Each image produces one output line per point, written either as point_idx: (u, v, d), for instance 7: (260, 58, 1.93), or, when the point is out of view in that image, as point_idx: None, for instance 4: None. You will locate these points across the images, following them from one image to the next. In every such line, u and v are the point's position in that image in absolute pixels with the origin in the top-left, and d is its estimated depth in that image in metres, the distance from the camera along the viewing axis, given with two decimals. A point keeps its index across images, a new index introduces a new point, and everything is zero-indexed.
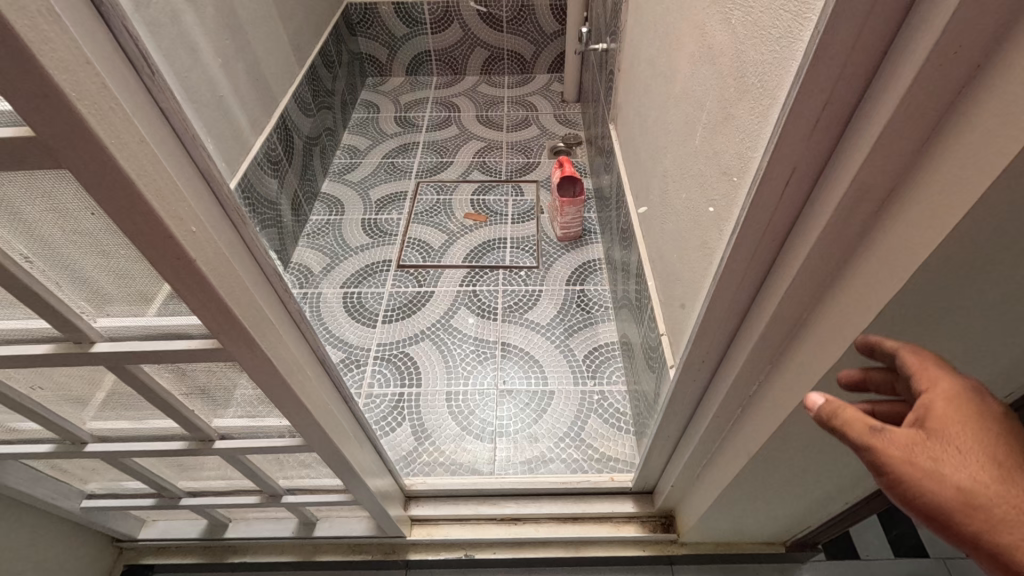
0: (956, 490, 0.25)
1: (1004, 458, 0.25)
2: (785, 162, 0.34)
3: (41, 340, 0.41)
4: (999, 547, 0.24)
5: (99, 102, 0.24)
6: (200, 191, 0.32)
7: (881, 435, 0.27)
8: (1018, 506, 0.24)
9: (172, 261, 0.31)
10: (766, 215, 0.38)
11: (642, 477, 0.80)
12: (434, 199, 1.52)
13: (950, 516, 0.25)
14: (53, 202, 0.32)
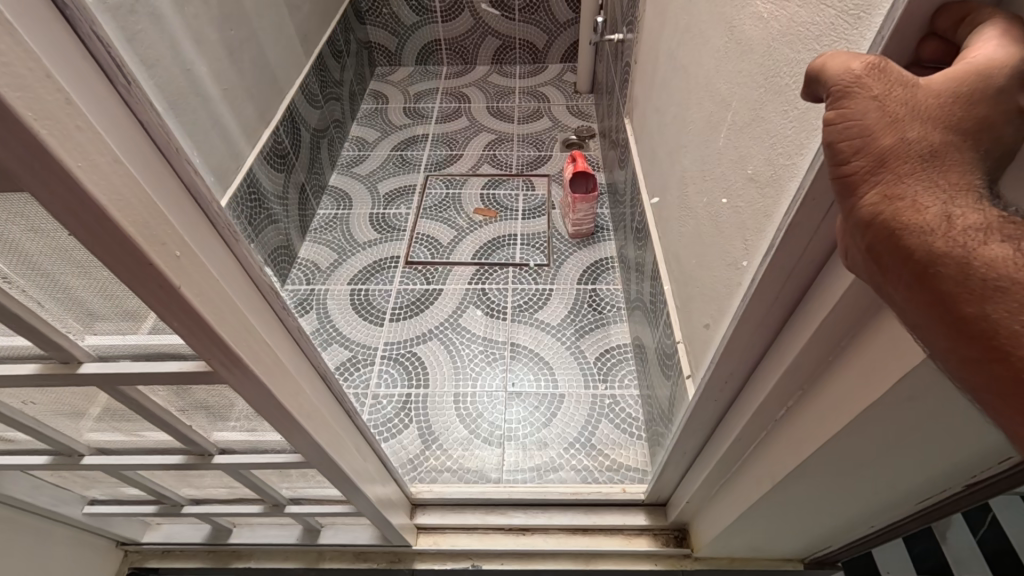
0: (898, 138, 0.22)
1: (968, 133, 0.21)
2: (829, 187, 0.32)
3: (27, 360, 0.39)
4: (884, 202, 0.22)
5: (63, 121, 0.21)
6: (186, 206, 0.29)
7: (870, 74, 0.23)
8: (940, 173, 0.21)
9: (153, 287, 0.28)
10: (809, 232, 0.35)
11: (656, 490, 0.78)
12: (444, 194, 1.49)
13: (867, 167, 0.22)
14: (24, 223, 0.29)
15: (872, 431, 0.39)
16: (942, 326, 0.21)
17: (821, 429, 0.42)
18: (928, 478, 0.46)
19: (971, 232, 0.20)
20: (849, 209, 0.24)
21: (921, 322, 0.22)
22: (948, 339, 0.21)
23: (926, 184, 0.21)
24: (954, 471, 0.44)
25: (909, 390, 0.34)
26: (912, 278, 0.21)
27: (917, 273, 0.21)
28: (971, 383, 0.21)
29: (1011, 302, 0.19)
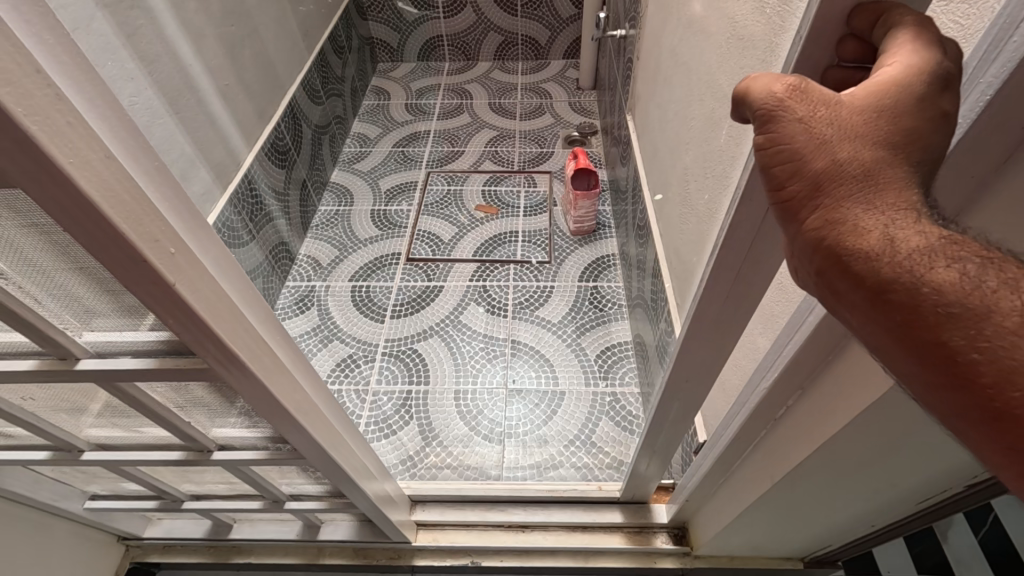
0: (830, 161, 0.21)
1: (896, 148, 0.21)
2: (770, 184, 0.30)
3: (26, 355, 0.39)
4: (827, 226, 0.21)
5: (54, 117, 0.21)
6: (181, 203, 0.29)
7: (791, 96, 0.22)
8: (876, 191, 0.20)
9: (148, 285, 0.28)
10: (754, 231, 0.33)
11: (632, 488, 0.78)
12: (445, 190, 1.49)
13: (803, 192, 0.22)
14: (17, 220, 0.29)
15: (870, 431, 0.39)
16: (906, 354, 0.20)
17: (821, 428, 0.42)
18: (927, 478, 0.46)
19: (917, 256, 0.19)
20: (792, 235, 0.23)
21: (884, 348, 0.21)
22: (915, 366, 0.20)
23: (863, 206, 0.20)
24: (953, 471, 0.44)
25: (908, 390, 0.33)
26: (867, 304, 0.20)
27: (869, 299, 0.20)
28: (942, 409, 0.20)
29: (969, 330, 0.18)
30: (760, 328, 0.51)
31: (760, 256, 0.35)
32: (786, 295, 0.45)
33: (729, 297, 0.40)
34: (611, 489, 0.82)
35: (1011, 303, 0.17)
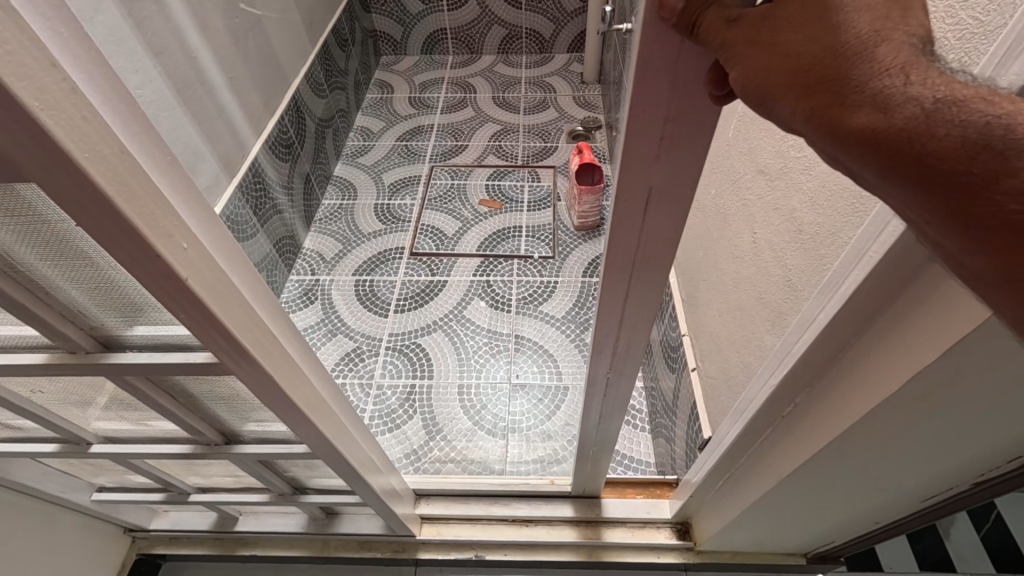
0: (795, 58, 0.21)
1: (849, 30, 0.21)
2: (643, 182, 0.29)
3: (36, 348, 0.39)
4: (826, 115, 0.21)
5: (68, 111, 0.21)
6: (190, 192, 0.29)
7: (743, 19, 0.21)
8: (852, 65, 0.21)
9: (163, 282, 0.28)
10: (634, 243, 0.34)
11: (580, 482, 0.79)
12: (448, 184, 1.49)
13: (806, 107, 0.21)
14: (29, 213, 0.29)
15: (879, 432, 0.39)
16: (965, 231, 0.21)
17: (828, 426, 0.42)
18: (933, 475, 0.46)
19: (969, 127, 0.19)
20: (792, 127, 0.23)
21: (949, 236, 0.21)
22: (990, 252, 0.20)
23: (884, 100, 0.20)
24: (961, 468, 0.44)
25: (921, 390, 0.33)
26: (924, 194, 0.21)
27: (930, 192, 0.20)
28: None
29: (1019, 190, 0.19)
30: (768, 325, 0.51)
31: (649, 255, 0.36)
32: (798, 292, 0.45)
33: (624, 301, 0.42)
34: (562, 483, 0.83)
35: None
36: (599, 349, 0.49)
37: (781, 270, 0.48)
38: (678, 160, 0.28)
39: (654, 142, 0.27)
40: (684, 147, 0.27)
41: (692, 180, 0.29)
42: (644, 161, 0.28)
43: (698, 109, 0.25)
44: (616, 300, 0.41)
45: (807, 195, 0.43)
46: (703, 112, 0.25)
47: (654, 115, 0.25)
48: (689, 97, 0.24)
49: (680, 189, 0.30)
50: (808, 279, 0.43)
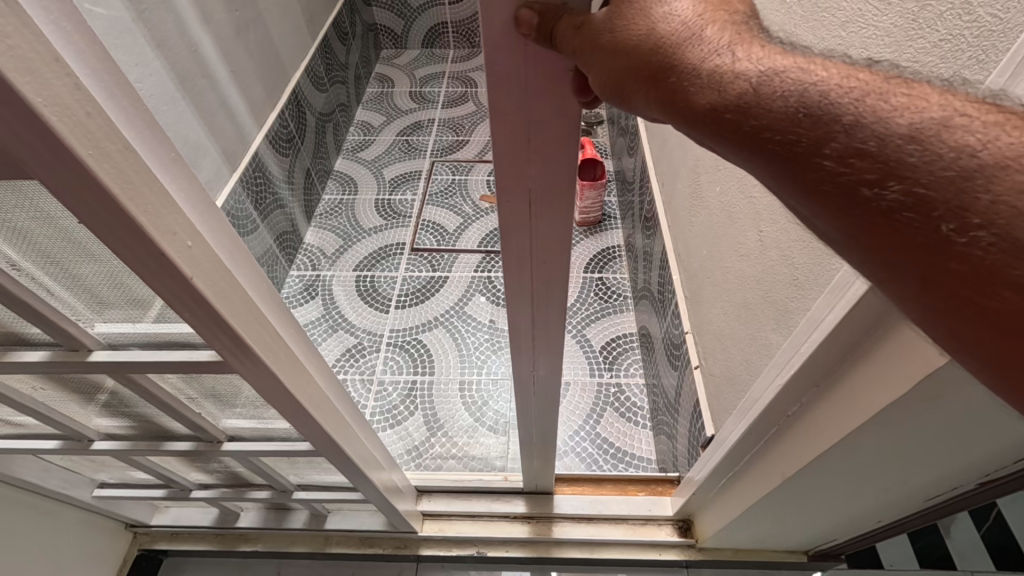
0: (636, 55, 0.26)
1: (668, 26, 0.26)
2: (521, 183, 0.31)
3: (37, 346, 0.38)
4: (673, 95, 0.26)
5: (73, 107, 0.20)
6: (196, 191, 0.28)
7: (584, 24, 0.24)
8: (680, 53, 0.26)
9: (167, 280, 0.28)
10: (527, 243, 0.36)
11: (531, 477, 0.79)
12: (449, 179, 1.48)
13: (655, 95, 0.26)
14: (32, 209, 0.28)
15: (888, 433, 0.39)
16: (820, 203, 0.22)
17: (833, 429, 0.42)
18: (937, 475, 0.46)
19: (790, 97, 0.23)
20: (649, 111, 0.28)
21: (796, 200, 0.23)
22: (845, 220, 0.22)
23: (719, 78, 0.25)
24: (966, 468, 0.44)
25: (931, 391, 0.33)
26: (764, 160, 0.24)
27: (769, 161, 0.23)
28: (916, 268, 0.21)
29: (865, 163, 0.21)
30: (773, 324, 0.51)
31: (545, 259, 0.37)
32: (805, 292, 0.45)
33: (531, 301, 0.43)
34: (516, 479, 0.84)
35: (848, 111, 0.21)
36: (518, 348, 0.50)
37: (788, 269, 0.48)
38: (549, 162, 0.30)
39: (525, 144, 0.29)
40: (553, 150, 0.29)
41: (570, 183, 0.31)
42: (517, 162, 0.30)
43: (559, 112, 0.27)
44: (526, 303, 0.43)
45: None
46: (565, 116, 0.27)
47: (516, 118, 0.27)
48: (550, 101, 0.27)
49: (559, 191, 0.32)
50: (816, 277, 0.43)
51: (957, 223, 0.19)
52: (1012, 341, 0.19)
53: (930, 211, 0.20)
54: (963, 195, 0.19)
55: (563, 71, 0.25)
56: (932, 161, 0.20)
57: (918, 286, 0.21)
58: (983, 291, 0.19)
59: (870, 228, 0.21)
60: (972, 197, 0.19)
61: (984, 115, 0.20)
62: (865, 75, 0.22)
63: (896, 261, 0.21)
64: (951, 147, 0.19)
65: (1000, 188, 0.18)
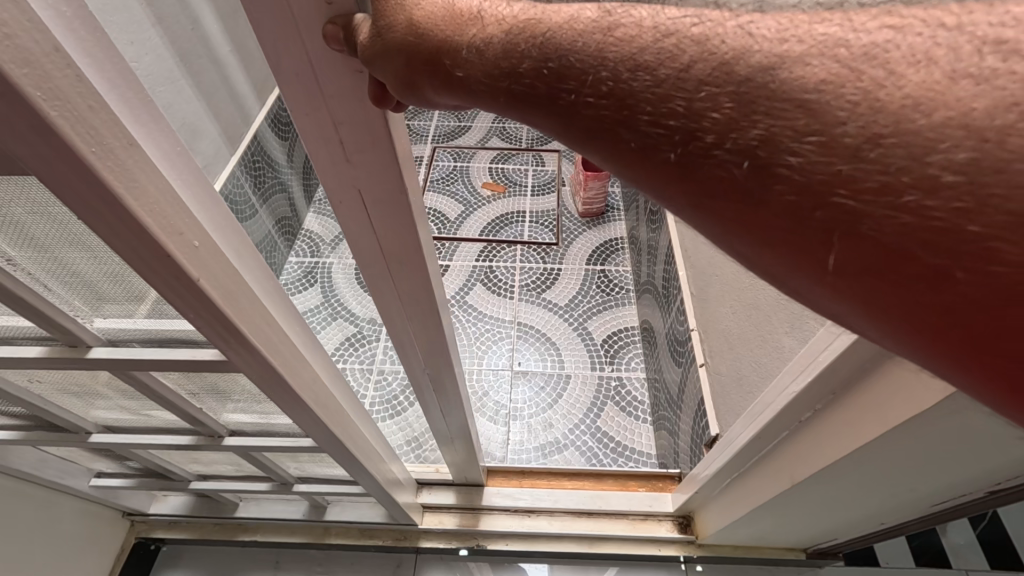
0: (412, 42, 0.26)
1: (434, 9, 0.27)
2: (348, 179, 0.34)
3: (32, 342, 0.37)
4: (451, 70, 0.26)
5: (74, 100, 0.19)
6: (204, 188, 0.27)
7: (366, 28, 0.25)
8: (448, 30, 0.26)
9: (171, 281, 0.27)
10: (373, 241, 0.39)
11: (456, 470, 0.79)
12: (451, 166, 1.46)
13: (438, 79, 0.27)
14: (29, 204, 0.27)
15: (903, 446, 0.38)
16: (595, 147, 0.22)
17: (845, 440, 0.42)
18: (945, 483, 0.46)
19: (540, 46, 0.23)
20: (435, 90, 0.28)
21: (582, 149, 0.23)
22: (614, 161, 0.21)
23: (479, 48, 0.25)
24: (977, 477, 0.43)
25: (955, 406, 0.32)
26: (544, 118, 0.23)
27: (547, 115, 0.23)
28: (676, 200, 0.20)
29: (612, 107, 0.20)
30: (786, 327, 0.50)
31: (397, 254, 0.40)
32: None
33: (403, 299, 0.45)
34: (446, 472, 0.83)
35: (583, 56, 0.21)
36: (406, 349, 0.53)
37: None
38: (369, 164, 0.32)
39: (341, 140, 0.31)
40: (368, 148, 0.31)
41: (395, 183, 0.33)
42: (337, 159, 0.33)
43: (363, 112, 0.29)
44: (396, 302, 0.46)
45: None
46: (369, 116, 0.29)
47: (324, 116, 0.30)
48: (352, 100, 0.29)
49: (389, 189, 0.34)
50: None
51: (699, 146, 0.18)
52: (777, 249, 0.18)
53: (670, 140, 0.19)
54: (690, 119, 0.18)
55: (352, 73, 0.27)
56: (655, 88, 0.19)
57: (694, 210, 0.20)
58: (739, 202, 0.18)
59: (637, 168, 0.21)
60: (697, 120, 0.18)
61: (684, 37, 0.19)
62: (597, 10, 0.22)
63: (670, 194, 0.20)
64: (665, 65, 0.19)
65: (721, 102, 0.18)
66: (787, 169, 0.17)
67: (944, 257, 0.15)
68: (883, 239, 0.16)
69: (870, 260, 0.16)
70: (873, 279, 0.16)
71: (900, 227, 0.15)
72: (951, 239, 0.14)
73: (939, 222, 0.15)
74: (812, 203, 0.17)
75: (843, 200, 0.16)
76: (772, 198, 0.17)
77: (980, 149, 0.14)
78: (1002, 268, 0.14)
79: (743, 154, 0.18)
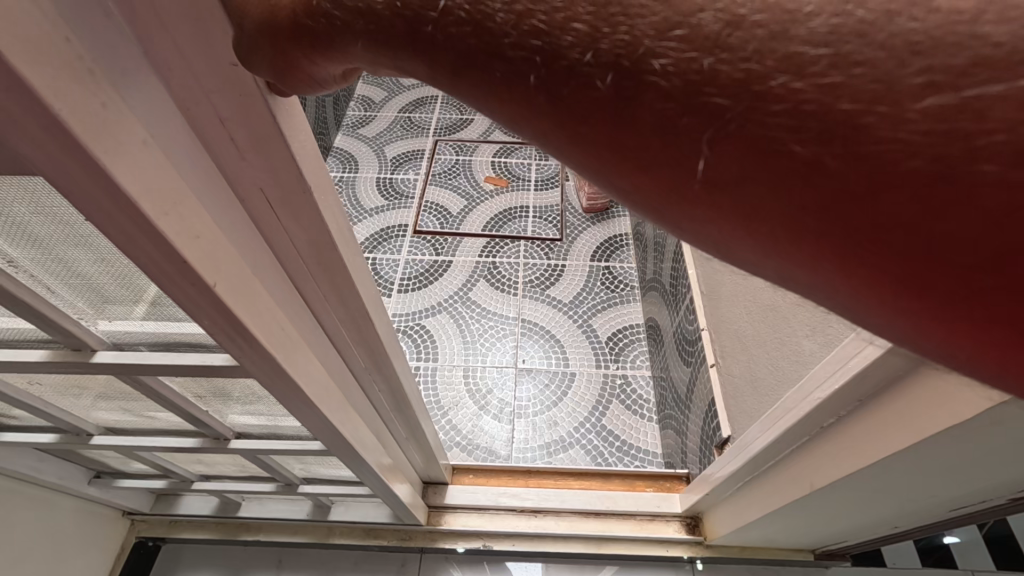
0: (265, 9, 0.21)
1: None
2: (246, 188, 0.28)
3: (34, 345, 0.36)
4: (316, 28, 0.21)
5: (88, 95, 0.17)
6: (200, 190, 0.25)
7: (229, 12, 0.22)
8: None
9: (190, 289, 0.25)
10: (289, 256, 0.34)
11: (431, 469, 0.79)
12: (453, 159, 1.44)
13: (311, 48, 0.21)
14: (32, 205, 0.25)
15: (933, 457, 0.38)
16: (455, 83, 0.19)
17: (873, 449, 0.40)
18: (969, 490, 0.45)
19: None
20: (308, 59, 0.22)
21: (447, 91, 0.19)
22: (482, 100, 0.19)
23: None
24: (1000, 484, 0.43)
25: (993, 422, 0.31)
26: (400, 58, 0.20)
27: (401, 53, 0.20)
28: (546, 132, 0.18)
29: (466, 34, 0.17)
30: (807, 330, 0.49)
31: (321, 263, 0.35)
32: None
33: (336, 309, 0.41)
34: None
35: None
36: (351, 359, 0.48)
37: None
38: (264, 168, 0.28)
39: (226, 146, 0.26)
40: (261, 152, 0.27)
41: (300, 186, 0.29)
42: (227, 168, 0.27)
43: (250, 109, 0.25)
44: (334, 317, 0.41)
45: None
46: (257, 114, 0.25)
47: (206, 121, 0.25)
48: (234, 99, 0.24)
49: (291, 193, 0.29)
50: None
51: (564, 65, 0.16)
52: (655, 172, 0.16)
53: (533, 65, 0.16)
54: (550, 35, 0.16)
55: (223, 68, 0.23)
56: (511, 4, 0.16)
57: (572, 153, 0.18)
58: (612, 121, 0.16)
59: (508, 105, 0.18)
60: (558, 36, 0.16)
61: None
62: None
63: (547, 131, 0.18)
64: None
65: (578, 9, 0.15)
66: (653, 78, 0.15)
67: (814, 148, 0.13)
68: (755, 133, 0.14)
69: (747, 165, 0.15)
70: (751, 188, 0.15)
71: (770, 116, 0.14)
72: (822, 119, 0.13)
73: (810, 102, 0.13)
74: (681, 107, 0.15)
75: (713, 99, 0.14)
76: (643, 113, 0.16)
77: (844, 13, 0.13)
78: (872, 145, 0.13)
79: (606, 65, 0.15)
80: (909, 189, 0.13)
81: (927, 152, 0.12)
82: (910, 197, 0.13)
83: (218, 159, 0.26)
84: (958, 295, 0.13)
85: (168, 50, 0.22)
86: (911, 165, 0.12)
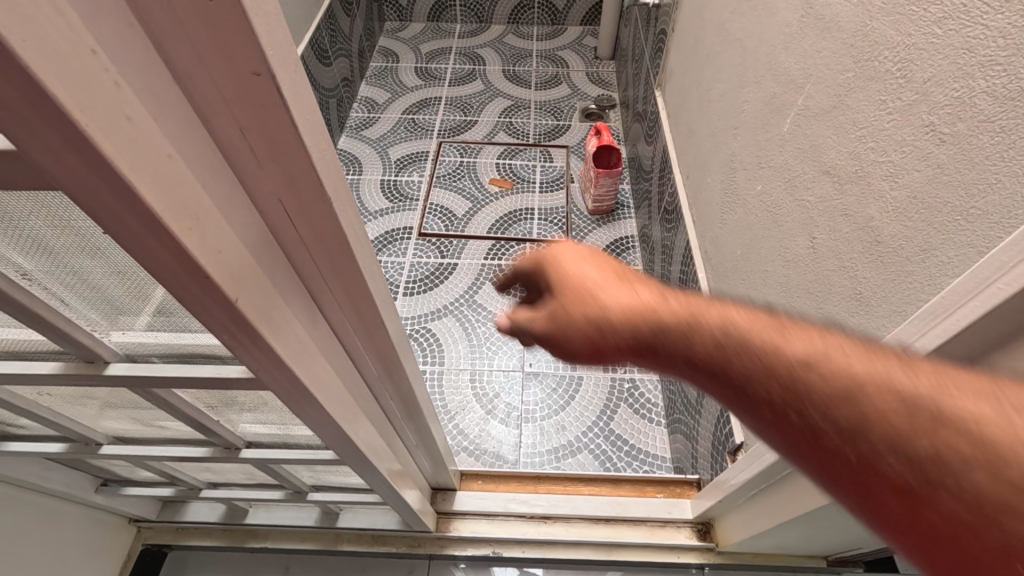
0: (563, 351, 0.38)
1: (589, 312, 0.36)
2: (264, 198, 0.27)
3: (46, 357, 0.35)
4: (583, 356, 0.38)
5: (113, 107, 0.17)
6: (220, 202, 0.24)
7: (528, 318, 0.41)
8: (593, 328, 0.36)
9: (210, 305, 0.24)
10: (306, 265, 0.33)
11: (439, 475, 0.78)
12: (457, 161, 1.44)
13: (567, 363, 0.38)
14: (48, 217, 0.25)
15: None
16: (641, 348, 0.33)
17: None
18: None
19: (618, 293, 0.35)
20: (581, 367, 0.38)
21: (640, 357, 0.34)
22: (657, 359, 0.33)
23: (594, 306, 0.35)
24: None
25: None
26: (616, 329, 0.34)
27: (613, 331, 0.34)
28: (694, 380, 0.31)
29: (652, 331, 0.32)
30: None
31: (337, 271, 0.34)
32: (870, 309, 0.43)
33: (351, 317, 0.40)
34: None
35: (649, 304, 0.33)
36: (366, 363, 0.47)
37: (848, 281, 0.46)
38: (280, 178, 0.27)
39: (245, 157, 0.25)
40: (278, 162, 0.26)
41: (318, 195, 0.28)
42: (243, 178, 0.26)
43: (270, 120, 0.23)
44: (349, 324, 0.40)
45: (890, 206, 0.41)
46: (276, 124, 0.24)
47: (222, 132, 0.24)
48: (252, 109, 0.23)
49: (309, 202, 0.28)
50: (890, 294, 0.41)
51: (711, 357, 0.29)
52: (758, 420, 0.28)
53: (691, 355, 0.30)
54: (707, 346, 0.30)
55: (245, 78, 0.22)
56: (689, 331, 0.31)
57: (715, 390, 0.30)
58: (733, 391, 0.29)
59: (678, 368, 0.32)
60: (707, 348, 0.30)
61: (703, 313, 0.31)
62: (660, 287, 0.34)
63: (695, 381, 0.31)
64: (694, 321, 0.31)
65: (724, 343, 0.29)
66: (756, 380, 0.28)
67: (834, 432, 0.25)
68: (806, 417, 0.26)
69: (805, 434, 0.26)
70: (806, 446, 0.26)
71: (814, 414, 0.26)
72: (837, 424, 0.25)
73: (832, 415, 0.25)
74: (768, 396, 0.27)
75: (783, 398, 0.27)
76: (747, 389, 0.28)
77: None
78: (862, 440, 0.24)
79: (734, 366, 0.28)
80: (878, 467, 0.24)
81: (887, 449, 0.23)
82: (876, 468, 0.24)
83: (237, 170, 0.25)
84: (905, 526, 0.23)
85: (188, 59, 0.21)
86: (875, 446, 0.24)
